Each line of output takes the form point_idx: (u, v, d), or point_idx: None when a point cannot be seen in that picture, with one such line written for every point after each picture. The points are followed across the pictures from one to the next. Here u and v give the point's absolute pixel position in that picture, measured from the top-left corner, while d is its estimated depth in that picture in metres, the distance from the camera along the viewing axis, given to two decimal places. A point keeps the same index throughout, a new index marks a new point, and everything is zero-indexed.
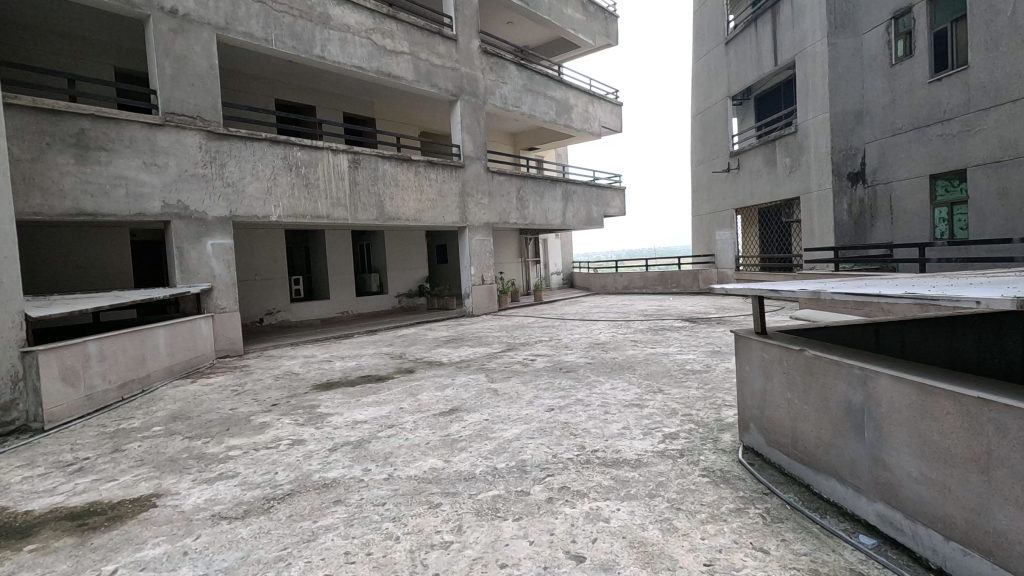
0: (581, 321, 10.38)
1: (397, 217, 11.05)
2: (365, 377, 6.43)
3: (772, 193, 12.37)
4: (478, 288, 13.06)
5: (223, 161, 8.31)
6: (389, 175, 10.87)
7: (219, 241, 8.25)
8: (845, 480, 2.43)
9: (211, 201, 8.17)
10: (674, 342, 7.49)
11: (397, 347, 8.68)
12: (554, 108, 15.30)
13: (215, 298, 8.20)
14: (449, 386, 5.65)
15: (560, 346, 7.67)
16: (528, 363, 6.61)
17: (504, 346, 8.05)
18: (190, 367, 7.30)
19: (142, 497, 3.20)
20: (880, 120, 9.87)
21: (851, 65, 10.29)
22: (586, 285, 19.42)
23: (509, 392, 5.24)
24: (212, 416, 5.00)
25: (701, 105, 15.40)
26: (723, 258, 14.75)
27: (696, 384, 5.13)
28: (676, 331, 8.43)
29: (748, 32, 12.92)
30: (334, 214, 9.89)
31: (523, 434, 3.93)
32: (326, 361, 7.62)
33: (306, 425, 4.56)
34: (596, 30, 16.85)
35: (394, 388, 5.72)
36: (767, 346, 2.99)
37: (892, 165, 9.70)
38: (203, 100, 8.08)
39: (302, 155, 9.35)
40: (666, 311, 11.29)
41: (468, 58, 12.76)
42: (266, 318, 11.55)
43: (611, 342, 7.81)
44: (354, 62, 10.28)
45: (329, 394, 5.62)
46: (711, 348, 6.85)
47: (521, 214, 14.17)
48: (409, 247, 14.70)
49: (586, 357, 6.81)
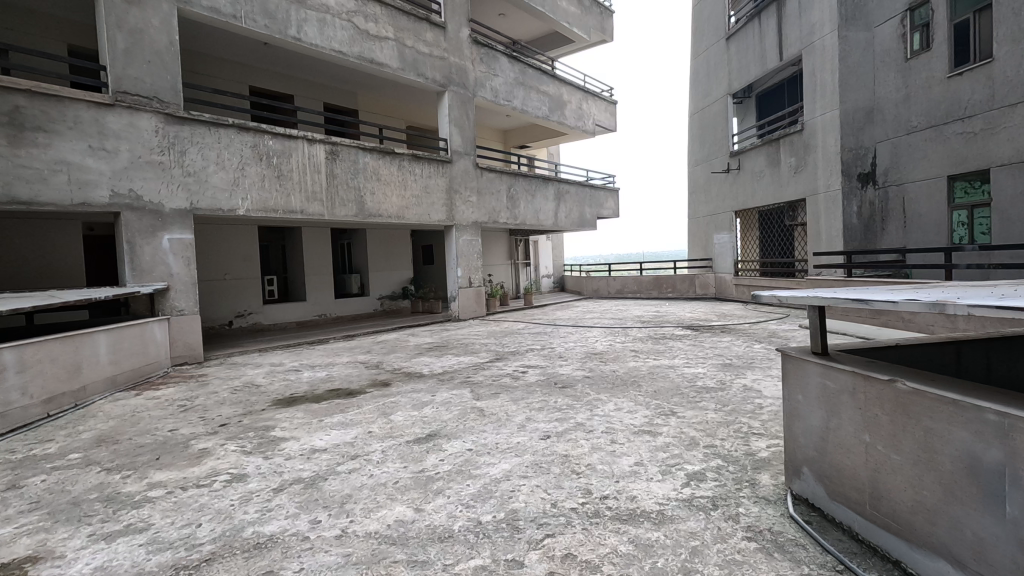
0: (574, 328, 9.69)
1: (378, 214, 10.29)
2: (335, 391, 5.67)
3: (776, 194, 11.81)
4: (465, 291, 12.33)
5: (183, 148, 7.51)
6: (371, 168, 10.13)
7: (178, 236, 7.45)
8: (963, 566, 1.75)
9: (169, 192, 7.36)
10: (679, 353, 6.80)
11: (375, 355, 7.93)
12: (547, 104, 14.64)
13: (171, 299, 7.38)
14: (429, 403, 4.92)
15: (554, 356, 6.96)
16: (519, 376, 5.89)
17: (492, 355, 7.33)
18: (138, 378, 6.48)
19: (13, 563, 2.44)
20: (892, 117, 9.29)
21: (863, 59, 9.71)
22: (577, 289, 18.76)
23: (497, 412, 4.53)
24: (145, 440, 4.22)
25: (700, 104, 14.82)
26: (721, 262, 14.19)
27: (713, 405, 4.43)
28: (679, 341, 7.76)
29: (751, 26, 12.35)
30: (309, 209, 9.11)
31: (514, 471, 3.22)
32: (294, 371, 6.84)
33: (254, 453, 3.80)
34: (591, 24, 16.24)
35: (366, 406, 4.98)
36: (833, 373, 2.31)
37: (905, 165, 9.13)
38: (161, 79, 7.30)
39: (274, 143, 8.57)
40: (665, 318, 10.64)
41: (458, 47, 12.05)
42: (237, 321, 10.74)
43: (608, 352, 7.10)
44: (334, 45, 9.53)
45: (289, 412, 4.85)
46: (721, 361, 6.17)
47: (512, 214, 13.47)
48: (393, 246, 13.94)
49: (584, 369, 6.11)
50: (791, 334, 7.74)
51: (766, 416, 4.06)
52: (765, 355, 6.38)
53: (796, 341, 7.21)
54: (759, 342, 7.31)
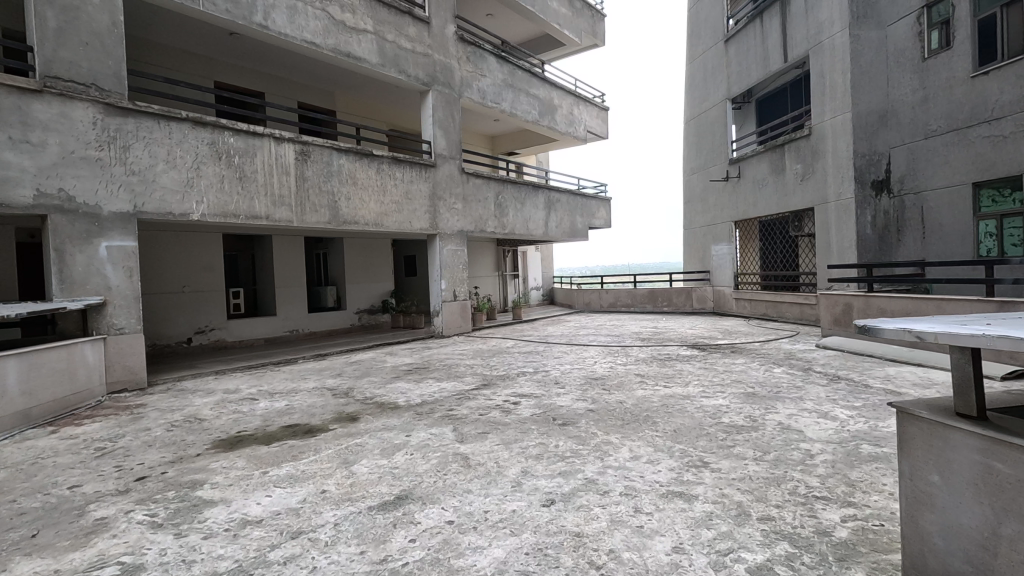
0: (569, 347, 8.84)
1: (354, 222, 9.40)
2: (291, 428, 4.74)
3: (781, 203, 11.18)
4: (449, 305, 11.44)
5: (126, 143, 6.57)
6: (346, 171, 9.25)
7: (118, 243, 6.49)
8: None
9: (108, 192, 6.42)
10: (692, 380, 5.97)
11: (346, 379, 7.00)
12: (537, 107, 13.92)
13: (108, 315, 6.40)
14: (402, 449, 4.01)
15: (550, 382, 6.09)
16: (511, 410, 5.01)
17: (479, 381, 6.44)
18: (62, 409, 5.49)
19: None
20: (908, 121, 8.71)
21: (876, 60, 9.13)
22: (567, 302, 17.98)
23: (485, 462, 3.66)
24: (31, 504, 3.26)
25: (696, 110, 14.21)
26: (721, 274, 13.50)
27: (752, 452, 3.60)
28: (689, 363, 6.93)
29: (752, 27, 11.80)
30: (275, 214, 8.18)
31: (512, 562, 2.36)
32: (249, 401, 5.88)
33: (167, 527, 2.88)
34: (583, 27, 15.64)
35: (325, 451, 4.06)
36: (1005, 453, 1.50)
37: (923, 171, 8.51)
38: (102, 65, 6.38)
39: (235, 141, 7.65)
40: (666, 334, 9.84)
41: (443, 44, 11.28)
42: (196, 338, 9.72)
43: (610, 377, 6.26)
44: (306, 36, 8.67)
45: (228, 460, 3.91)
46: (744, 390, 5.35)
47: (500, 222, 12.66)
48: (373, 256, 13.03)
49: (586, 400, 5.24)
50: (811, 356, 6.97)
51: (824, 471, 3.23)
52: (792, 383, 5.57)
53: (822, 363, 6.43)
54: (779, 366, 6.51)
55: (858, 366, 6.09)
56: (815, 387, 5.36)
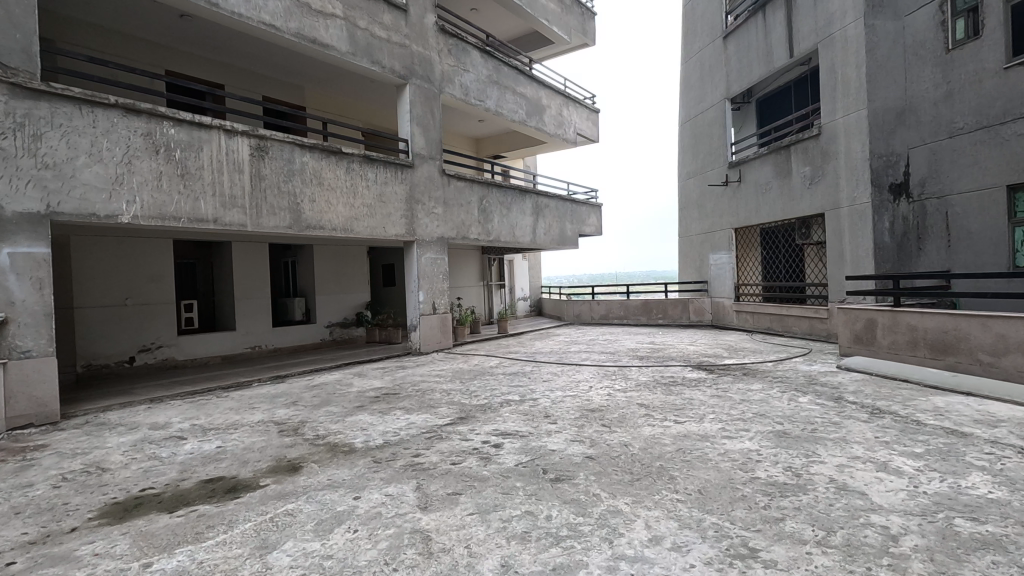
0: (560, 367, 7.90)
1: (319, 227, 8.41)
2: (210, 486, 3.71)
3: (787, 209, 10.42)
4: (428, 318, 10.46)
5: (38, 130, 5.55)
6: (310, 170, 8.27)
7: (24, 249, 5.44)
8: None
9: (13, 189, 5.39)
10: (707, 413, 5.02)
11: (301, 409, 5.98)
12: (524, 106, 13.06)
13: (10, 336, 5.34)
14: (345, 523, 3.01)
15: (538, 417, 5.12)
16: (491, 458, 4.03)
17: (455, 414, 5.44)
18: None
19: None
20: (929, 119, 7.95)
21: (892, 53, 8.37)
22: (556, 313, 17.05)
23: (453, 547, 2.68)
24: None
25: (692, 111, 13.48)
26: (719, 285, 12.68)
27: (815, 535, 2.65)
28: (698, 390, 5.99)
29: (753, 22, 11.09)
30: (226, 217, 7.16)
31: None
32: (173, 441, 4.84)
33: None
34: (573, 25, 14.88)
35: (242, 526, 3.05)
36: None
37: (948, 173, 7.73)
38: (7, 37, 5.36)
39: (176, 132, 6.64)
40: (667, 352, 8.91)
41: (422, 36, 10.38)
42: (140, 357, 8.63)
43: (608, 409, 5.29)
44: (264, 18, 7.70)
45: (104, 543, 2.89)
46: (773, 429, 4.41)
47: (484, 228, 11.74)
48: (345, 265, 12.01)
49: (584, 444, 4.27)
50: (837, 381, 6.10)
51: (924, 569, 2.31)
52: (827, 419, 4.66)
53: (853, 392, 5.54)
54: (804, 394, 5.59)
55: (899, 396, 5.20)
56: (857, 425, 4.45)
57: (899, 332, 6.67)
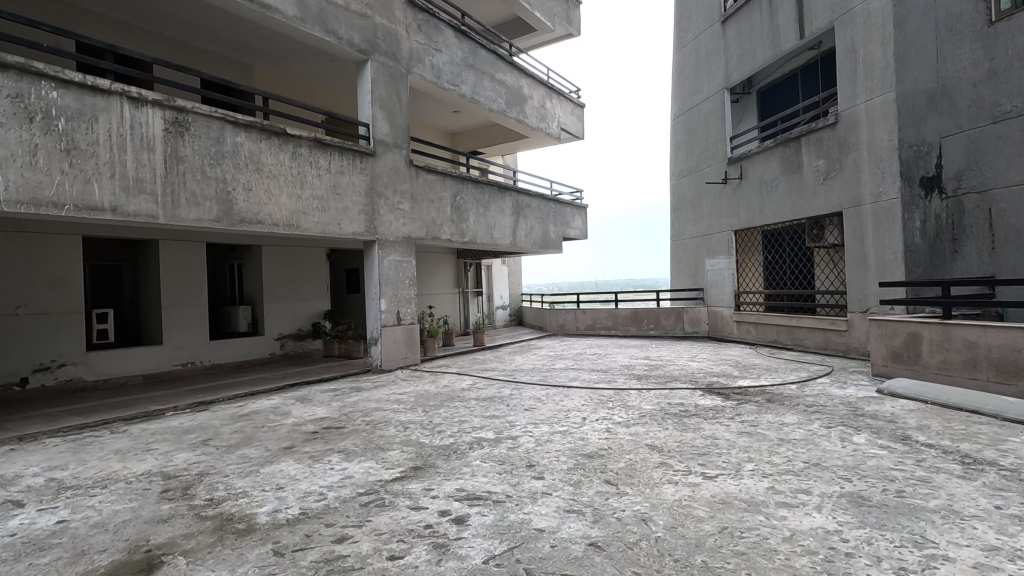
0: (544, 390, 6.60)
1: (256, 222, 7.01)
2: None
3: (797, 208, 9.40)
4: (392, 330, 9.10)
5: None
6: (245, 153, 6.89)
7: None
8: None
9: None
10: (743, 463, 3.76)
11: (209, 453, 4.57)
12: (504, 95, 11.86)
13: None
14: None
15: (517, 468, 3.80)
16: (449, 548, 2.70)
17: (409, 461, 4.10)
18: None
19: None
20: (967, 103, 6.71)
21: (923, 28, 7.19)
22: (538, 324, 15.77)
23: None
24: None
25: (687, 104, 12.41)
26: (716, 293, 11.58)
27: None
28: (720, 425, 4.75)
29: (756, 3, 10.05)
30: (131, 204, 5.74)
31: None
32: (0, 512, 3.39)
33: None
34: (556, 11, 13.71)
35: None
36: None
37: (992, 164, 6.48)
38: None
39: (61, 96, 5.22)
40: (668, 371, 7.68)
41: (388, 6, 9.08)
42: (36, 378, 7.09)
43: (611, 456, 3.99)
44: None
45: None
46: (844, 493, 3.17)
47: (458, 227, 10.44)
48: (300, 268, 10.61)
49: (584, 519, 2.96)
50: (888, 412, 4.92)
51: None
52: (910, 473, 3.45)
53: (919, 429, 4.34)
54: (858, 433, 4.37)
55: (983, 438, 4.02)
56: (958, 485, 3.22)
57: (953, 349, 5.55)
